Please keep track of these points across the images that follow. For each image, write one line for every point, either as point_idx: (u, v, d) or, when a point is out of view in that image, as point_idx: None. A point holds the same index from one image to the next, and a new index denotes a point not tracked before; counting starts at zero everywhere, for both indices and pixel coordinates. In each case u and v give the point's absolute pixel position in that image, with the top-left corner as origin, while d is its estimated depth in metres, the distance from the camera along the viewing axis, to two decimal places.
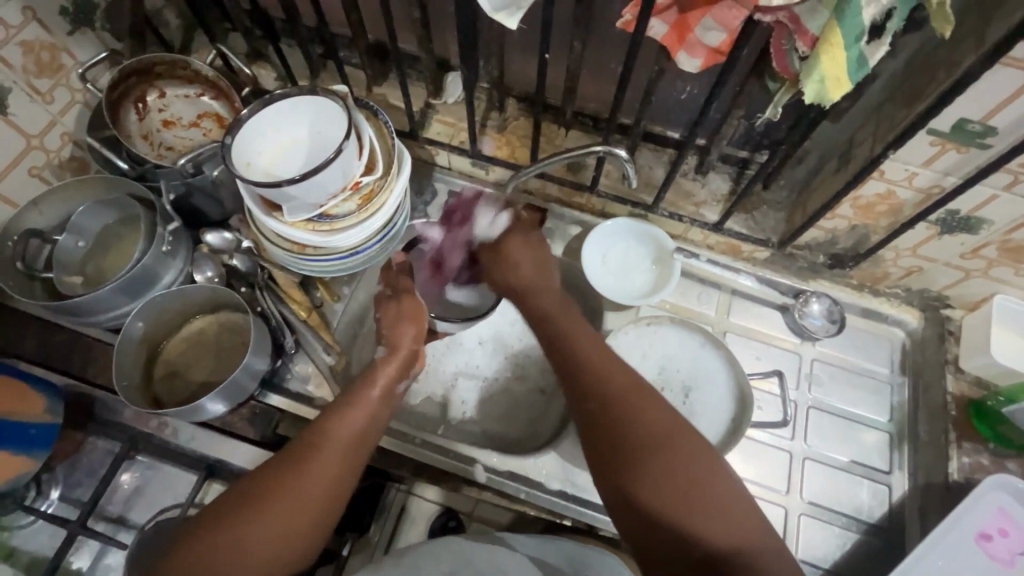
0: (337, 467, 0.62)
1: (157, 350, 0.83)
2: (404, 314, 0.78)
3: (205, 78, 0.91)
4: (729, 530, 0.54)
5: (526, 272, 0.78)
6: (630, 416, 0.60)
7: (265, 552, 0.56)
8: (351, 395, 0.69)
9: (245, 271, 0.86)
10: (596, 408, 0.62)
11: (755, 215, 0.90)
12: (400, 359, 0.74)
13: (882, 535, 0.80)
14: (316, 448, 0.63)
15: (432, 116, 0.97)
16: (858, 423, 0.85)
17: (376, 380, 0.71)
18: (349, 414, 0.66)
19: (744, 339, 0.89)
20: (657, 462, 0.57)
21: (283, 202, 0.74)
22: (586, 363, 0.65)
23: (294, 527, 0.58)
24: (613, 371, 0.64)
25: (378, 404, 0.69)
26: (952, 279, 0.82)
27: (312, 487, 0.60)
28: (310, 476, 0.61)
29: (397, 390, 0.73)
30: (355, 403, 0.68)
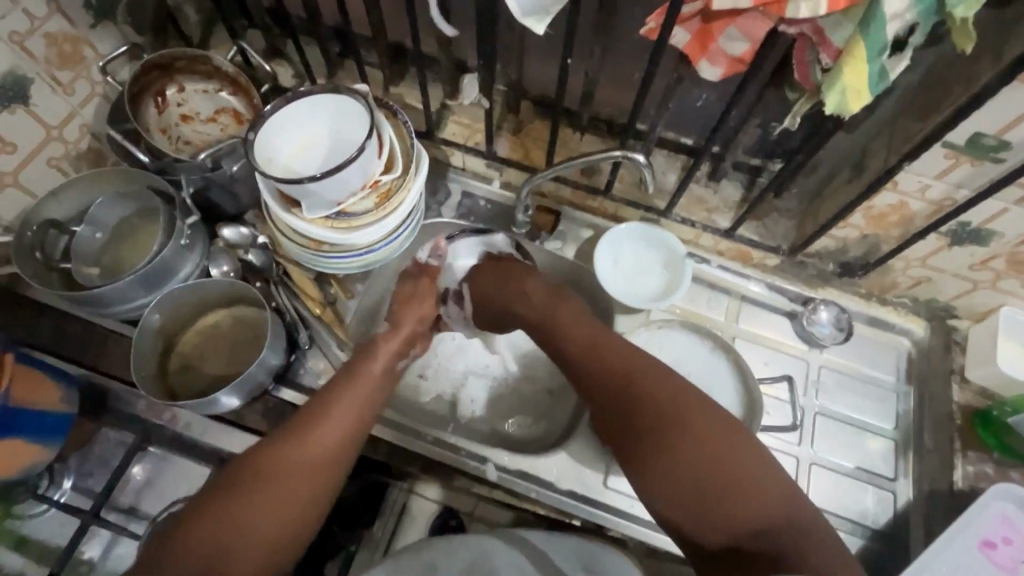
0: (340, 435, 0.65)
1: (173, 342, 0.83)
2: (415, 295, 0.84)
3: (225, 74, 0.92)
4: (760, 512, 0.56)
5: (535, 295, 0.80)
6: (658, 413, 0.63)
7: (272, 518, 0.57)
8: (350, 372, 0.72)
9: (260, 266, 0.86)
10: (623, 407, 0.65)
11: (766, 223, 0.91)
12: (399, 336, 0.79)
13: (886, 541, 0.81)
14: (318, 417, 0.66)
15: (448, 116, 0.98)
16: (864, 430, 0.86)
17: (375, 357, 0.74)
18: (348, 390, 0.69)
19: (753, 344, 0.90)
20: (687, 452, 0.59)
21: (302, 198, 0.75)
22: (612, 365, 0.69)
23: (305, 499, 0.60)
24: (636, 371, 0.67)
25: (377, 380, 0.73)
26: (960, 290, 0.83)
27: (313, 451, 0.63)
28: (313, 441, 0.63)
29: (396, 367, 0.77)
30: (356, 379, 0.71)
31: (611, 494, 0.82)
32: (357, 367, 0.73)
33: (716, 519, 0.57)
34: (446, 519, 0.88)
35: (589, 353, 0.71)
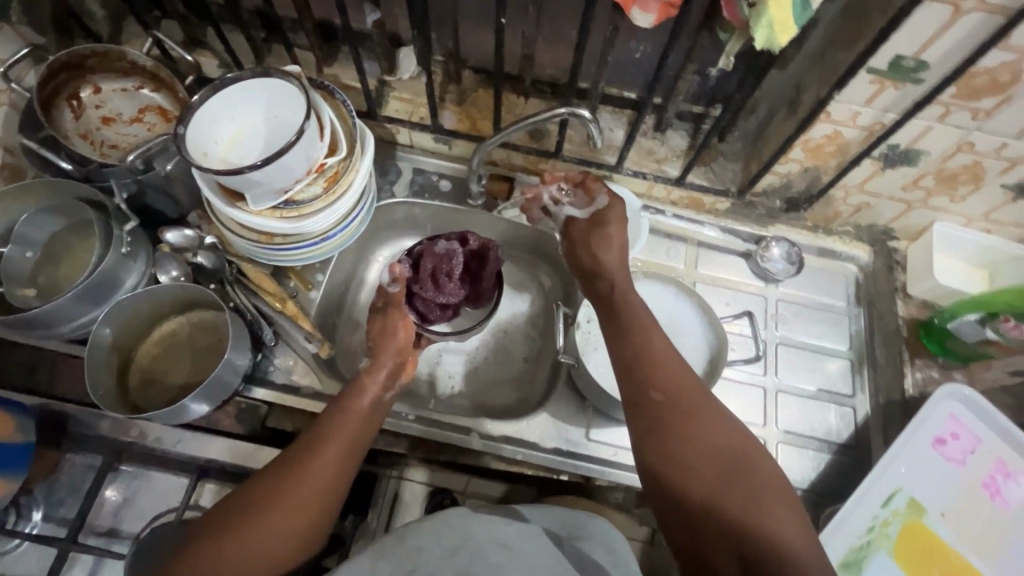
0: (332, 468, 0.62)
1: (129, 356, 0.80)
2: (388, 326, 0.76)
3: (143, 69, 0.86)
4: (775, 519, 0.56)
5: (609, 254, 0.76)
6: (694, 427, 0.62)
7: (271, 544, 0.57)
8: (342, 402, 0.68)
9: (212, 268, 0.84)
10: (663, 412, 0.64)
11: (713, 167, 0.93)
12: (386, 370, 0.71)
13: (851, 452, 0.86)
14: (313, 453, 0.62)
15: (388, 93, 0.96)
16: (822, 354, 0.91)
17: (366, 390, 0.69)
18: (341, 419, 0.65)
19: (713, 288, 0.94)
20: (732, 474, 0.59)
21: (246, 190, 0.72)
22: (646, 366, 0.66)
23: (284, 529, 0.57)
24: (673, 377, 0.65)
25: (370, 413, 0.68)
26: (896, 212, 0.88)
27: (315, 489, 0.60)
28: (313, 479, 0.60)
29: (384, 401, 0.71)
30: (347, 408, 0.67)
31: (594, 445, 0.85)
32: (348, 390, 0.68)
33: (733, 516, 0.57)
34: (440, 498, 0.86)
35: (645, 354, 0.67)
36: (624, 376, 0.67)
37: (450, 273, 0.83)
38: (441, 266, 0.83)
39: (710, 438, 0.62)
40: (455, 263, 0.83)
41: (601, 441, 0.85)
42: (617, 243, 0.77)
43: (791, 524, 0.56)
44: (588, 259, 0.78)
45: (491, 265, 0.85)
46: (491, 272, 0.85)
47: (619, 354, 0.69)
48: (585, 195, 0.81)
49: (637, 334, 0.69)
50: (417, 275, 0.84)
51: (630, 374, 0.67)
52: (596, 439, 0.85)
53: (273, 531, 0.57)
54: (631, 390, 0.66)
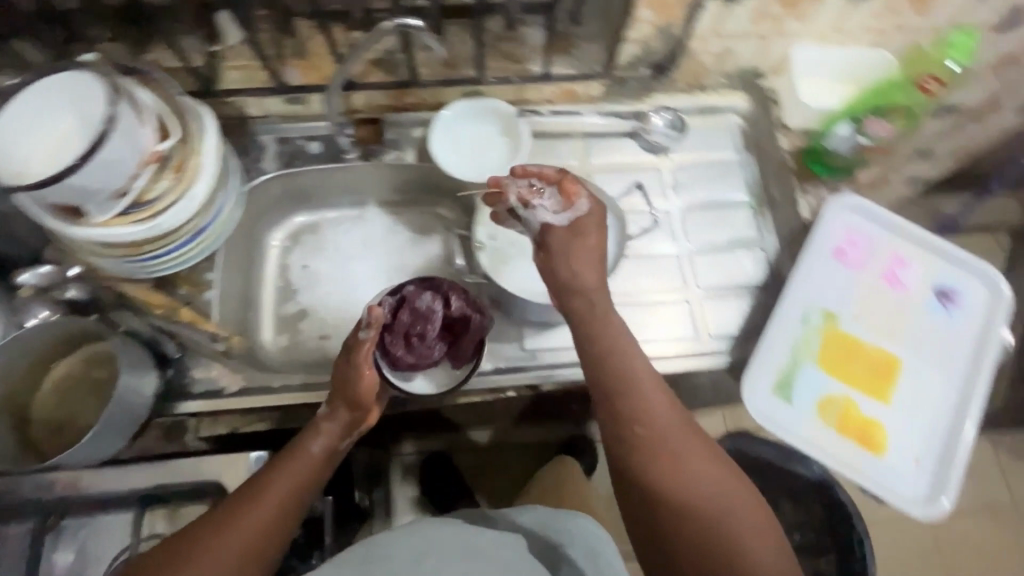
0: (267, 523, 0.57)
1: (28, 409, 0.76)
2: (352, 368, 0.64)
3: None
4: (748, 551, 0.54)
5: (581, 261, 0.65)
6: (674, 453, 0.58)
7: None
8: (290, 452, 0.63)
9: (87, 299, 0.78)
10: (637, 434, 0.59)
11: (574, 53, 0.91)
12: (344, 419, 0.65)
13: (769, 290, 0.90)
14: (248, 510, 0.57)
15: (222, 64, 0.89)
16: (726, 206, 0.93)
17: (315, 437, 0.64)
18: (281, 470, 0.60)
19: (608, 173, 0.94)
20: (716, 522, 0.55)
21: (83, 203, 0.66)
22: (611, 341, 0.63)
23: None
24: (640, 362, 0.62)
25: (321, 463, 0.63)
26: (757, 49, 0.89)
27: (242, 551, 0.54)
28: (235, 544, 0.54)
29: (340, 449, 0.66)
30: (293, 457, 0.62)
31: (530, 354, 0.85)
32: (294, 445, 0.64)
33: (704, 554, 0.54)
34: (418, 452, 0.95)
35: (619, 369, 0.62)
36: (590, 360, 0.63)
37: (423, 334, 0.72)
38: (414, 320, 0.72)
39: (690, 468, 0.57)
40: (432, 325, 0.72)
41: (536, 346, 0.86)
42: (594, 252, 0.66)
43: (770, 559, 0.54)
44: (554, 274, 0.67)
45: (472, 334, 0.74)
46: (470, 342, 0.75)
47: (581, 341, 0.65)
48: (563, 198, 0.68)
49: (592, 289, 0.65)
50: (392, 325, 0.72)
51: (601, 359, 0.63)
52: (531, 346, 0.86)
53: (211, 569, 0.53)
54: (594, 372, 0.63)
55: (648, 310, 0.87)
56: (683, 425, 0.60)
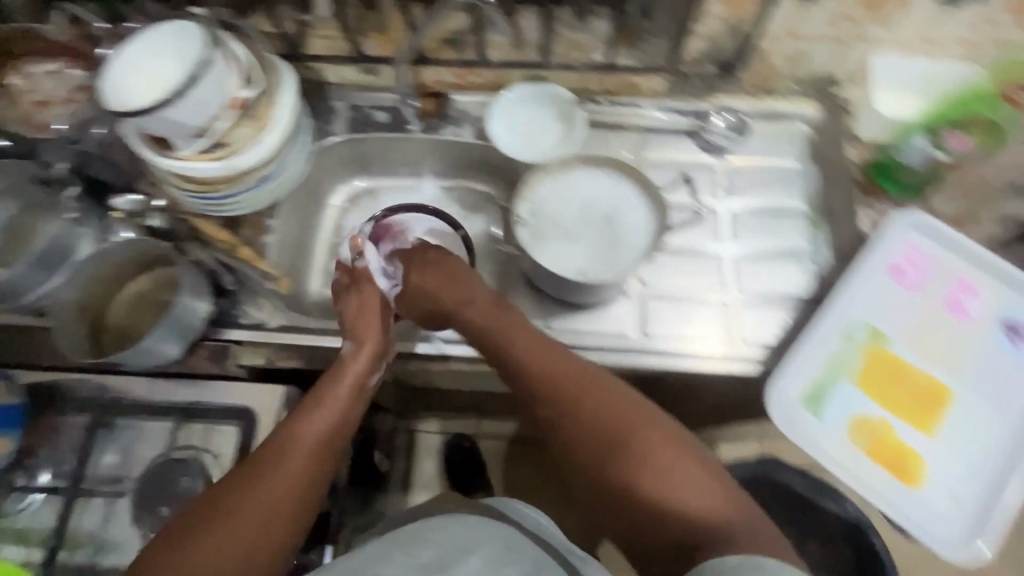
0: (305, 459, 0.65)
1: (101, 318, 0.83)
2: (367, 303, 0.80)
3: (65, 46, 0.88)
4: (609, 421, 0.64)
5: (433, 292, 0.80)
6: (591, 391, 0.66)
7: (231, 544, 0.58)
8: (319, 394, 0.71)
9: (166, 228, 0.87)
10: (552, 380, 0.68)
11: (641, 46, 0.91)
12: (370, 351, 0.77)
13: (814, 304, 0.86)
14: (288, 432, 0.67)
15: (309, 33, 0.96)
16: (778, 214, 0.90)
17: (342, 377, 0.74)
18: (320, 407, 0.70)
19: (659, 168, 0.94)
20: (606, 397, 0.66)
21: (171, 135, 0.74)
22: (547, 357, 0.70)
23: (243, 531, 0.59)
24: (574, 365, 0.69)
25: (347, 399, 0.72)
26: (830, 56, 0.86)
27: (266, 482, 0.62)
28: (270, 477, 0.62)
29: (367, 385, 0.76)
30: (326, 401, 0.71)
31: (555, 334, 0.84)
32: (291, 441, 0.66)
33: (647, 471, 0.60)
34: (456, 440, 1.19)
35: (531, 349, 0.71)
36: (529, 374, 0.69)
37: None
38: None
39: (572, 372, 0.68)
40: None
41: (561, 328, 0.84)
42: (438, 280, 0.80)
43: (665, 429, 0.63)
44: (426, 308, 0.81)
45: None
46: None
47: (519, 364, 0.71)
48: None
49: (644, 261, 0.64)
50: None
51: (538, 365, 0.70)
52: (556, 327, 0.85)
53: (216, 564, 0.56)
54: (536, 373, 0.69)
55: (683, 309, 0.85)
56: (582, 381, 0.67)
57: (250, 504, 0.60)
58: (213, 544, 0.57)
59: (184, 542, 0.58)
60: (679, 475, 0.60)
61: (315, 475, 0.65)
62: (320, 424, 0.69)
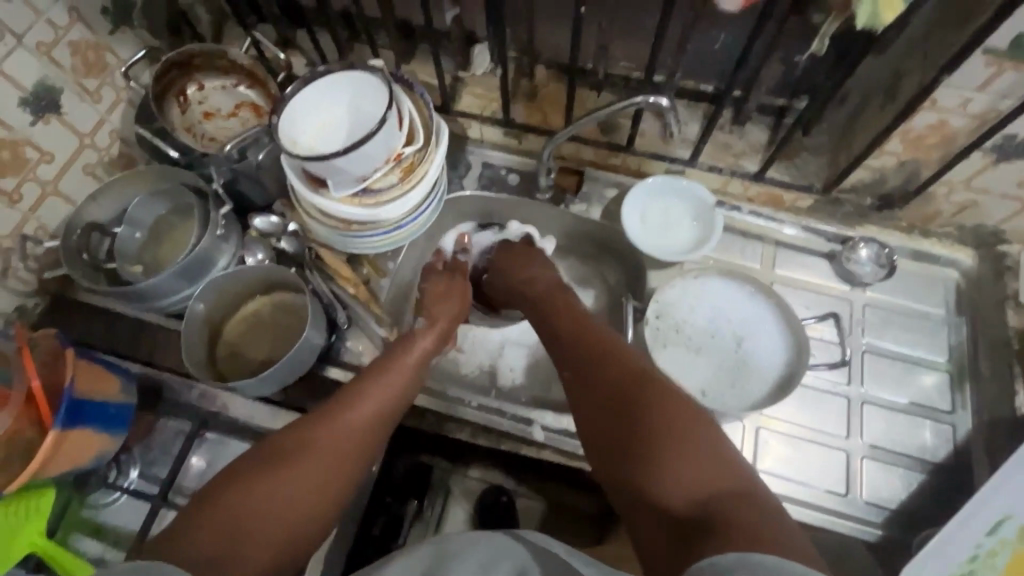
0: (360, 420, 0.67)
1: (219, 331, 0.86)
2: (449, 289, 0.87)
3: (242, 68, 0.93)
4: (682, 460, 0.54)
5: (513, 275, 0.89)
6: (640, 390, 0.62)
7: (279, 498, 0.57)
8: (387, 360, 0.75)
9: (293, 253, 0.90)
10: (606, 377, 0.64)
11: (796, 162, 0.89)
12: (438, 330, 0.81)
13: (949, 475, 0.78)
14: (348, 406, 0.68)
15: (462, 88, 0.98)
16: (916, 365, 0.84)
17: (412, 350, 0.77)
18: (383, 375, 0.72)
19: (791, 289, 0.89)
20: (661, 429, 0.57)
21: (329, 177, 0.76)
22: (610, 373, 0.65)
23: (288, 487, 0.57)
24: (625, 381, 0.63)
25: (411, 373, 0.75)
26: (1009, 211, 0.80)
27: (332, 440, 0.63)
28: (330, 430, 0.64)
29: (430, 361, 0.79)
30: (388, 370, 0.73)
31: None
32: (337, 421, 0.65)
33: (684, 462, 0.54)
34: (495, 493, 0.94)
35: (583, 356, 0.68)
36: (579, 381, 0.66)
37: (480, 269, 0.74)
38: None
39: (630, 378, 0.64)
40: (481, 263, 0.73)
41: None
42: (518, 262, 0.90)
43: (721, 459, 0.55)
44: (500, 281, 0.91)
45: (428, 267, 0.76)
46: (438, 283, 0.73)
47: (578, 356, 0.69)
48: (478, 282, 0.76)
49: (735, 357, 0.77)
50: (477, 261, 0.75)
51: (586, 374, 0.66)
52: None
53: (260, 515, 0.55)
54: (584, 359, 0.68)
55: (799, 448, 0.79)
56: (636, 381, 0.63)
57: (304, 460, 0.60)
58: (259, 497, 0.56)
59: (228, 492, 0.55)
60: (750, 507, 0.50)
61: (360, 447, 0.65)
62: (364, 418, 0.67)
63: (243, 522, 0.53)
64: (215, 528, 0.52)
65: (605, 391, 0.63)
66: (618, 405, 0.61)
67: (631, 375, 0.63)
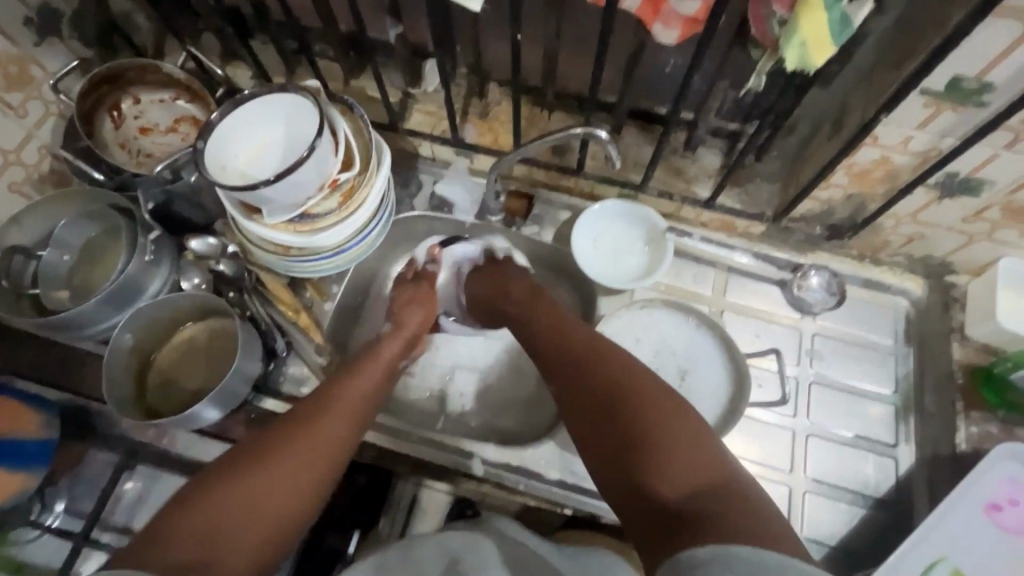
0: (344, 418, 0.63)
1: (150, 359, 0.82)
2: (415, 297, 0.84)
3: (179, 81, 0.90)
4: (673, 456, 0.50)
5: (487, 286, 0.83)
6: (619, 376, 0.58)
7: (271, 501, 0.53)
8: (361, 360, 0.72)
9: (233, 276, 0.81)
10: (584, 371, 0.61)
11: (747, 189, 0.87)
12: (405, 334, 0.79)
13: (889, 509, 0.78)
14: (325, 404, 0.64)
15: (412, 106, 0.95)
16: (863, 397, 0.83)
17: (383, 348, 0.76)
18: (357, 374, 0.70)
19: (741, 317, 0.87)
20: (646, 413, 0.54)
21: (261, 204, 0.73)
22: (613, 365, 0.60)
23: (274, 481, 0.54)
24: (622, 373, 0.59)
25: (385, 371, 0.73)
26: (955, 245, 0.79)
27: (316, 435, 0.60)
28: (319, 430, 0.60)
29: (399, 366, 0.77)
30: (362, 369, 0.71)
31: None
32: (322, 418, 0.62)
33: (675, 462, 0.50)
34: (458, 508, 0.85)
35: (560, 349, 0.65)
36: (573, 367, 0.62)
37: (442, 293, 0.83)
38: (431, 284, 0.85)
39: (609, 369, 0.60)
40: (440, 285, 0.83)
41: None
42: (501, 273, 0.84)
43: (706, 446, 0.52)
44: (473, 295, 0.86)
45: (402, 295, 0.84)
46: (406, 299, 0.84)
47: (578, 344, 0.64)
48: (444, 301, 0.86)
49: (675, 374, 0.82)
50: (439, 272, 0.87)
51: (589, 361, 0.62)
52: None
53: (240, 516, 0.51)
54: (585, 348, 0.63)
55: None
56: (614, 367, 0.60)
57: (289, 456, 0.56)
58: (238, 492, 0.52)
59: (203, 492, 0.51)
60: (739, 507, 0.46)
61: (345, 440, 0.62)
62: (346, 418, 0.64)
63: (222, 522, 0.50)
64: (191, 530, 0.48)
65: (602, 379, 0.59)
66: (607, 401, 0.57)
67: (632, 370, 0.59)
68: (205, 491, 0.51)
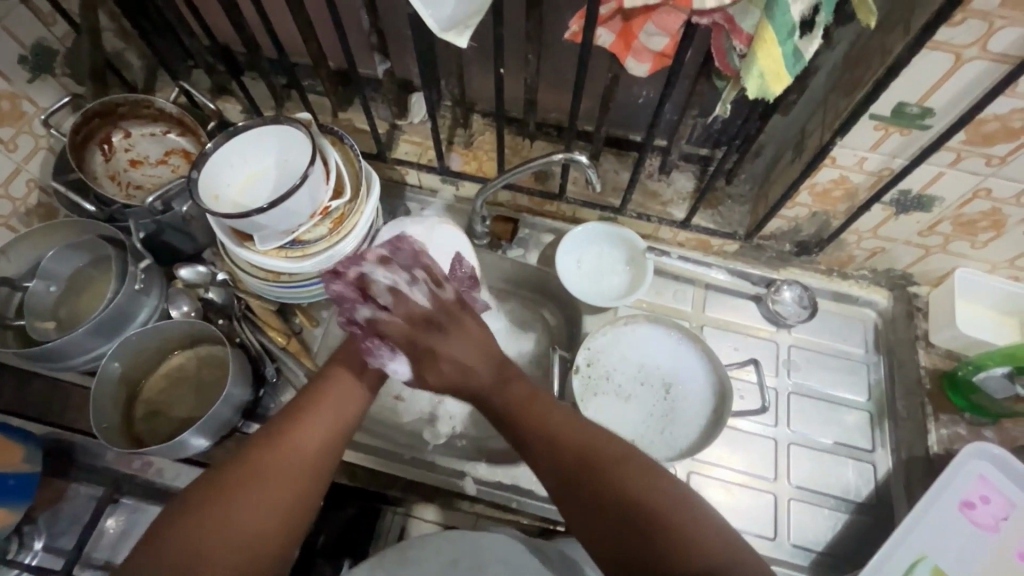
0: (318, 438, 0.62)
1: (137, 389, 0.82)
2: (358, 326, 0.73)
3: (169, 115, 0.92)
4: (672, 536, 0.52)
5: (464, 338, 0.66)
6: (601, 461, 0.57)
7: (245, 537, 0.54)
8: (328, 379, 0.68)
9: (221, 304, 0.86)
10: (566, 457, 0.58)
11: (720, 209, 0.92)
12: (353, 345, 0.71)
13: (871, 513, 0.80)
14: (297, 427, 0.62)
15: (399, 136, 0.99)
16: (839, 404, 0.86)
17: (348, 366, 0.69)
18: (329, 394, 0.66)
19: (720, 331, 0.91)
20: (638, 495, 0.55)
21: (254, 231, 0.75)
22: (614, 474, 0.56)
23: (243, 522, 0.54)
24: (621, 483, 0.56)
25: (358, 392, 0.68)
26: (914, 257, 0.84)
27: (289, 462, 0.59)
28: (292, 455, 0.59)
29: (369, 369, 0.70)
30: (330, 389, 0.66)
31: None
32: (297, 431, 0.61)
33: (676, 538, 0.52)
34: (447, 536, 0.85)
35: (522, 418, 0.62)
36: (572, 491, 0.57)
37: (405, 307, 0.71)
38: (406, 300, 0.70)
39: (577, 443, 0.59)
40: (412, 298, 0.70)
41: None
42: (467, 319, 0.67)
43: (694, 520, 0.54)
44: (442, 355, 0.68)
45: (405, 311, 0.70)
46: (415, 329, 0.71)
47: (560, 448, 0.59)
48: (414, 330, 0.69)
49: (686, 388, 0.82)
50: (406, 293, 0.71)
51: (582, 485, 0.56)
52: None
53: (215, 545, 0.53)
54: (562, 457, 0.58)
55: (730, 491, 0.81)
56: (589, 443, 0.58)
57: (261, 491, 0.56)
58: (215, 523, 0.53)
59: (180, 519, 0.54)
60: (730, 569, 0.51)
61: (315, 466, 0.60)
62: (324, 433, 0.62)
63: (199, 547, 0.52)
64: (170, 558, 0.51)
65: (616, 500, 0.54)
66: (631, 516, 0.53)
67: (622, 463, 0.57)
68: (181, 523, 0.53)
